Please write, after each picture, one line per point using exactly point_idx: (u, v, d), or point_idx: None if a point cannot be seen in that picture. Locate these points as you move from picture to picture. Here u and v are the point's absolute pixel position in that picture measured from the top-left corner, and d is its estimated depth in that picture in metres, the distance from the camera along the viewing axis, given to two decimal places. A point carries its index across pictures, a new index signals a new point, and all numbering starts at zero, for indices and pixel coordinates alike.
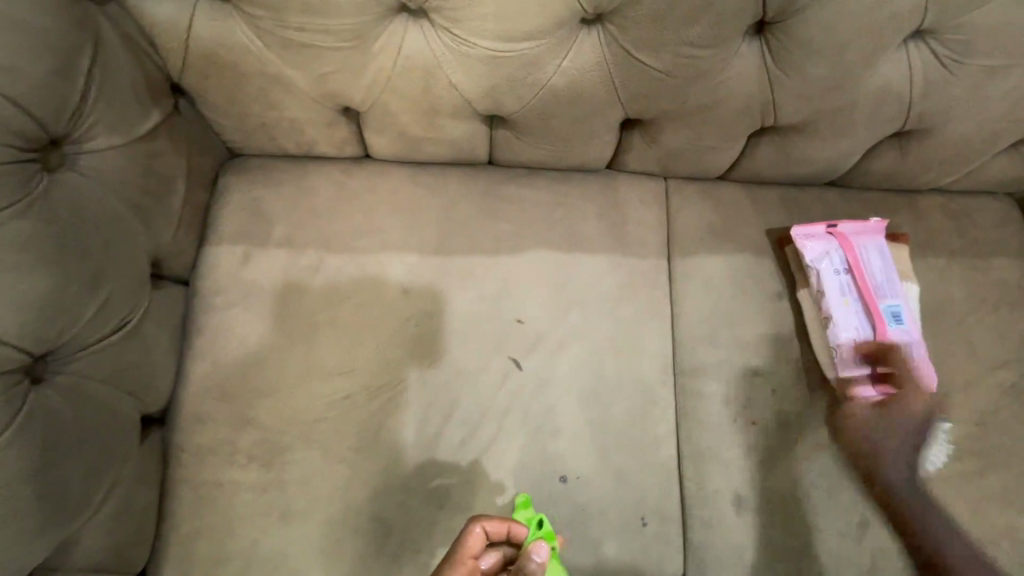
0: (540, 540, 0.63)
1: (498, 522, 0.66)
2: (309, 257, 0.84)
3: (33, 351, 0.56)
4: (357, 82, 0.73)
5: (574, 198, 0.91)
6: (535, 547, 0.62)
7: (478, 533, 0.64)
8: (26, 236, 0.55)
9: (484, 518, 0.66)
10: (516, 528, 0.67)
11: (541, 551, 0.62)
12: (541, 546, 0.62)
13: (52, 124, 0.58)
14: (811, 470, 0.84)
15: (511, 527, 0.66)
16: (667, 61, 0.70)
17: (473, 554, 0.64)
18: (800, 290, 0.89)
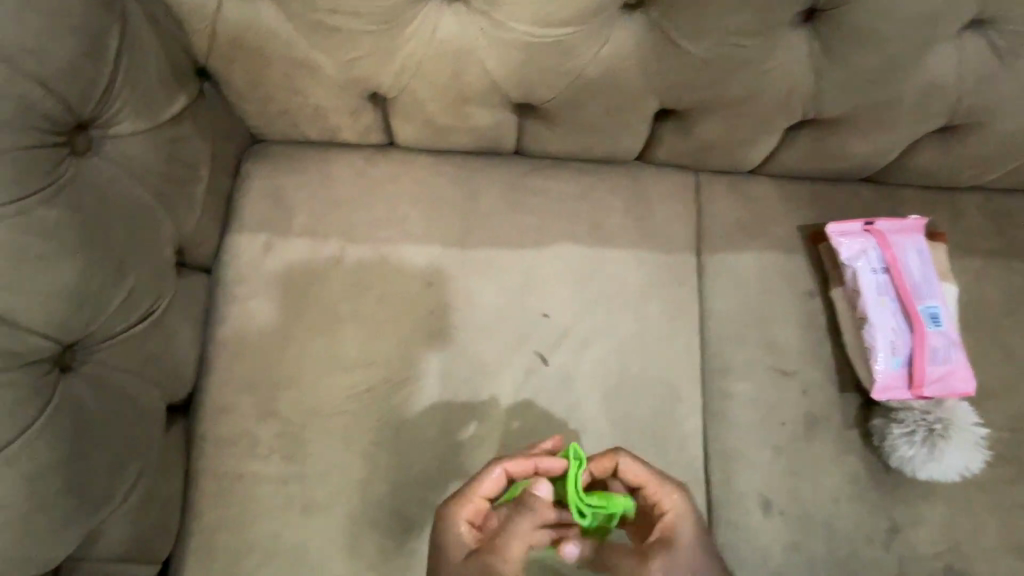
0: (543, 479, 0.60)
1: (520, 462, 0.62)
2: (331, 247, 0.83)
3: (63, 340, 0.55)
4: (387, 68, 0.70)
5: (602, 190, 0.89)
6: (537, 482, 0.60)
7: (497, 473, 0.61)
8: (55, 223, 0.54)
9: (507, 459, 0.62)
10: (543, 466, 0.62)
11: (542, 487, 0.60)
12: (544, 483, 0.60)
13: (80, 108, 0.56)
14: (840, 474, 0.82)
15: (538, 464, 0.62)
16: (709, 49, 0.67)
17: (485, 494, 0.61)
18: (833, 288, 0.87)
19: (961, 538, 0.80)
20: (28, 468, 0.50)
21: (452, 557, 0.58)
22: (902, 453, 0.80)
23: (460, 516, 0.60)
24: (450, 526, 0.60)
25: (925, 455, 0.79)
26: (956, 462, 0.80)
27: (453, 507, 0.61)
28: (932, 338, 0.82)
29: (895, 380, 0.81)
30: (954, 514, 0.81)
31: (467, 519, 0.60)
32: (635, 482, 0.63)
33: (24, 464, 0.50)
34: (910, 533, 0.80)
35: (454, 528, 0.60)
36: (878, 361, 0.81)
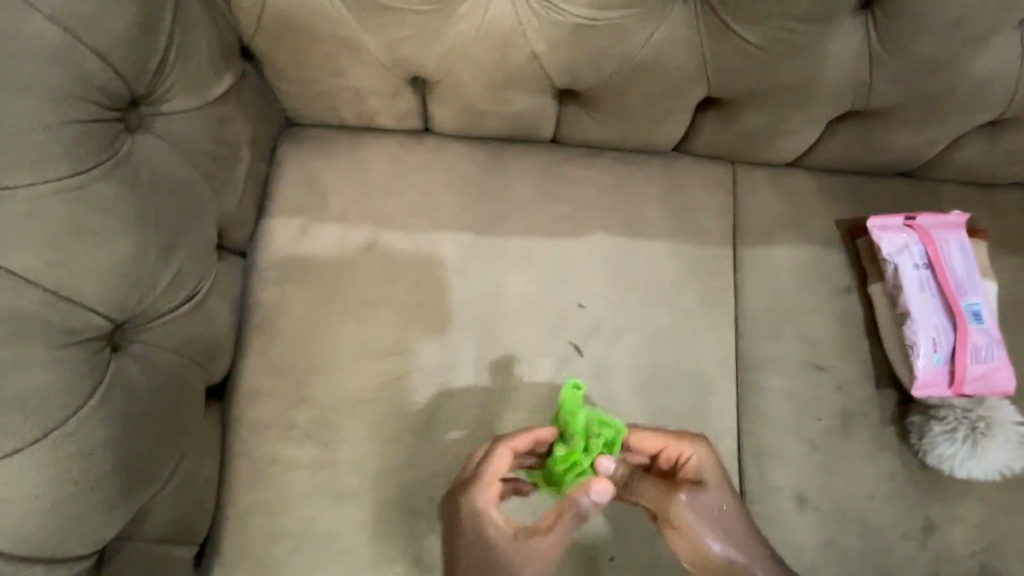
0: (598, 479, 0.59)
1: (522, 437, 0.66)
2: (365, 232, 0.82)
3: (115, 319, 0.55)
4: (434, 50, 0.70)
5: (638, 180, 0.87)
6: (594, 489, 0.59)
7: (505, 453, 0.64)
8: (113, 199, 0.53)
9: (508, 438, 0.66)
10: (541, 435, 0.66)
11: (598, 492, 0.59)
12: (600, 488, 0.59)
13: (135, 85, 0.55)
14: (876, 471, 0.81)
15: (537, 435, 0.66)
16: (763, 34, 0.66)
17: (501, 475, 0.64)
18: (872, 284, 0.86)
19: (995, 537, 0.79)
20: (87, 443, 0.51)
21: (497, 541, 0.62)
22: (942, 450, 0.79)
23: (489, 502, 0.63)
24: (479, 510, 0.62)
25: (967, 453, 0.79)
26: (997, 461, 0.79)
27: (485, 495, 0.63)
28: (974, 335, 0.81)
29: (935, 376, 0.81)
30: (990, 513, 0.80)
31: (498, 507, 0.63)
32: (650, 442, 0.69)
33: (82, 440, 0.50)
34: (946, 531, 0.79)
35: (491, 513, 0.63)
36: (919, 358, 0.80)
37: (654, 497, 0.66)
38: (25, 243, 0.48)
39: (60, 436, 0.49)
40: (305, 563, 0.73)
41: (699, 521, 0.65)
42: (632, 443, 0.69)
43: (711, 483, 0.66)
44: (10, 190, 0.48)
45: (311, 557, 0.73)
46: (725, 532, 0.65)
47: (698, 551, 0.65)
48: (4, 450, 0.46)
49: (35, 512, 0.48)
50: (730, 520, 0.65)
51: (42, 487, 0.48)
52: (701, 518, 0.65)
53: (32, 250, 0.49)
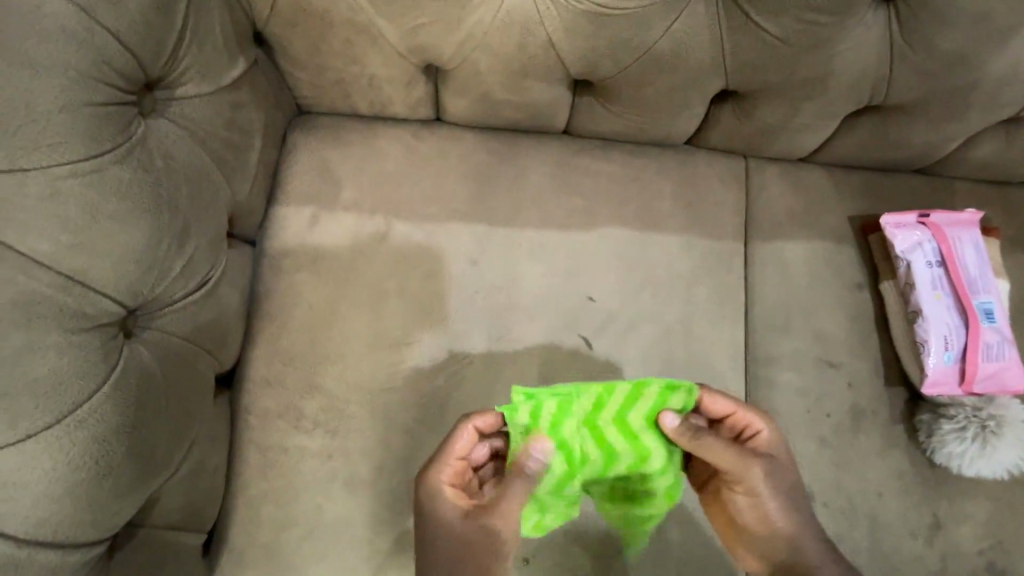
0: (543, 436, 0.62)
1: (486, 417, 0.65)
2: (376, 222, 0.81)
3: (128, 305, 0.54)
4: (450, 37, 0.69)
5: (650, 172, 0.87)
6: (536, 445, 0.62)
7: (469, 431, 0.64)
8: (128, 183, 0.53)
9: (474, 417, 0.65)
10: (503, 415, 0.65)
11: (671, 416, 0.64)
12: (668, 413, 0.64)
13: (151, 68, 0.55)
14: (885, 467, 0.81)
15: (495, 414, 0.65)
16: (786, 27, 0.66)
17: (461, 454, 0.64)
18: (884, 282, 0.86)
19: (1002, 536, 0.79)
20: (99, 430, 0.50)
21: (451, 516, 0.61)
22: (951, 449, 0.79)
23: (443, 479, 0.62)
24: (440, 487, 0.62)
25: (976, 452, 0.79)
26: (1006, 460, 0.79)
27: (445, 470, 0.63)
28: (987, 334, 0.81)
29: (946, 375, 0.80)
30: (997, 511, 0.80)
31: (458, 480, 0.63)
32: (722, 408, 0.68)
33: (94, 427, 0.50)
34: (953, 528, 0.79)
35: (449, 488, 0.62)
36: (930, 356, 0.80)
37: (733, 458, 0.64)
38: (38, 228, 0.48)
39: (72, 423, 0.49)
40: (314, 552, 0.73)
41: (772, 489, 0.64)
42: (702, 405, 0.69)
43: (781, 457, 0.66)
44: (24, 173, 0.47)
45: (319, 546, 0.73)
46: (793, 503, 0.64)
47: (762, 516, 0.65)
48: (17, 435, 0.46)
49: (49, 496, 0.48)
50: (798, 501, 0.65)
51: (55, 472, 0.48)
52: (771, 484, 0.64)
53: (45, 234, 0.48)
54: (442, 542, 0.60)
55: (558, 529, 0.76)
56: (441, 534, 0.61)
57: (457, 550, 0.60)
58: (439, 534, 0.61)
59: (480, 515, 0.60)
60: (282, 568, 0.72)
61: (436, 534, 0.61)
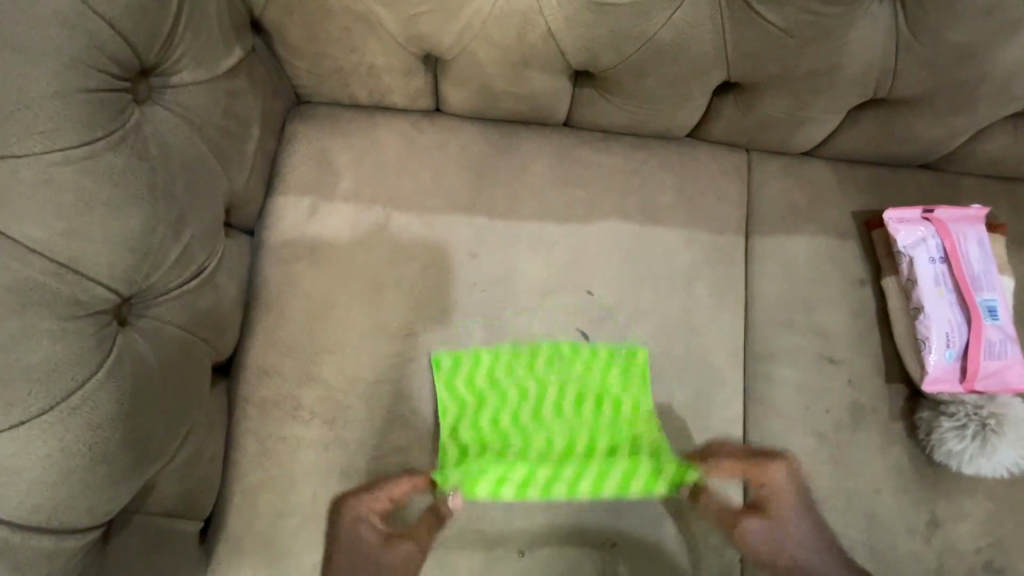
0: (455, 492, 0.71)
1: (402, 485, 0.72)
2: (375, 213, 0.81)
3: (123, 293, 0.54)
4: (448, 26, 0.68)
5: (651, 165, 0.86)
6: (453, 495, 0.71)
7: (392, 491, 0.71)
8: (122, 170, 0.53)
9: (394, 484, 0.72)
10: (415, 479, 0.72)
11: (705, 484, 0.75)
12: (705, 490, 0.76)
13: (146, 54, 0.54)
14: (884, 465, 0.81)
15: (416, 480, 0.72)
16: (788, 16, 0.65)
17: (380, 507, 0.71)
18: (886, 278, 0.85)
19: (1001, 534, 0.79)
20: (93, 418, 0.50)
21: (370, 545, 0.70)
22: (950, 447, 0.78)
23: (365, 518, 0.71)
24: (362, 519, 0.71)
25: (976, 450, 0.78)
26: (1006, 459, 0.78)
27: (363, 501, 0.71)
28: (989, 331, 0.80)
29: (947, 372, 0.80)
30: (995, 509, 0.80)
31: (373, 517, 0.71)
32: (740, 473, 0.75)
33: (88, 414, 0.50)
34: (950, 526, 0.79)
35: (368, 519, 0.71)
36: (931, 354, 0.79)
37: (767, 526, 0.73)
38: (32, 214, 0.48)
39: (65, 411, 0.49)
40: (311, 541, 0.73)
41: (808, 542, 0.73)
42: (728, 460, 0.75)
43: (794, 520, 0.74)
44: (17, 158, 0.47)
45: (315, 536, 0.73)
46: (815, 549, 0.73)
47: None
48: (10, 421, 0.46)
49: (44, 483, 0.48)
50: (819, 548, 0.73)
51: (49, 459, 0.48)
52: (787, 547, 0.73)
53: (39, 221, 0.48)
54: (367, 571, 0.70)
55: (553, 522, 0.76)
56: (361, 564, 0.70)
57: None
58: (362, 561, 0.70)
59: (396, 543, 0.70)
60: (279, 557, 0.73)
61: (361, 563, 0.70)
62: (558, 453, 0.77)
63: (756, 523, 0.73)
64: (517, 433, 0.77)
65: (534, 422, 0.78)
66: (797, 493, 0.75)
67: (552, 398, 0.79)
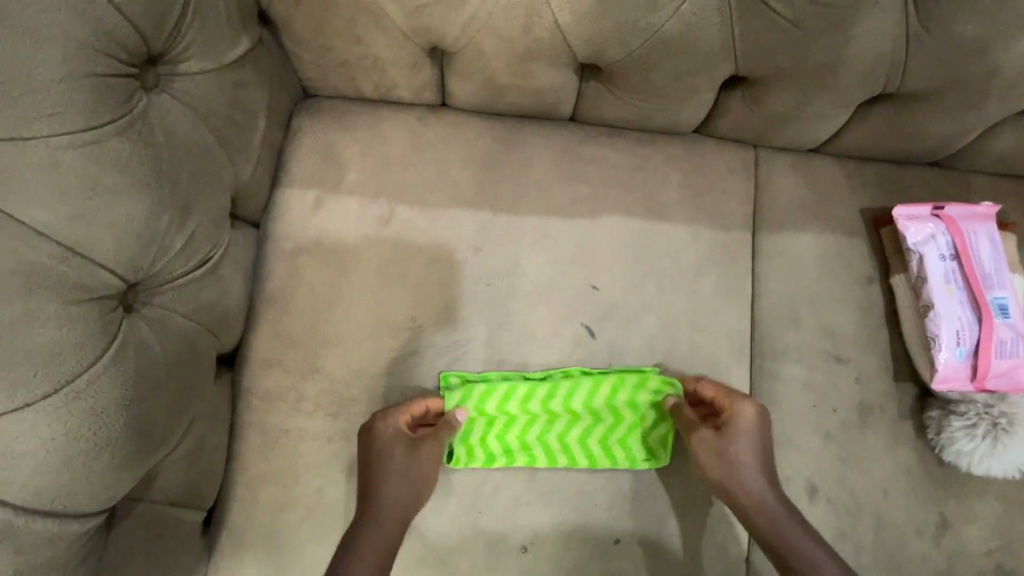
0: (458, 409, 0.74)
1: (420, 403, 0.74)
2: (380, 207, 0.81)
3: (128, 280, 0.54)
4: (454, 18, 0.68)
5: (657, 161, 0.86)
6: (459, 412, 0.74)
7: (420, 405, 0.73)
8: (128, 157, 0.53)
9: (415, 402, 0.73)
10: (432, 402, 0.74)
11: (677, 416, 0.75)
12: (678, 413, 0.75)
13: (153, 41, 0.54)
14: (892, 465, 0.79)
15: (428, 401, 0.74)
16: (798, 10, 0.64)
17: (407, 418, 0.72)
18: (895, 275, 0.84)
19: (1011, 538, 0.77)
20: (97, 403, 0.50)
21: (397, 454, 0.69)
22: (960, 446, 0.77)
23: (392, 424, 0.71)
24: (393, 436, 0.70)
25: (986, 449, 0.77)
26: (1018, 459, 0.77)
27: (392, 419, 0.71)
28: (1001, 330, 0.79)
29: (957, 371, 0.79)
30: (1005, 511, 0.78)
31: (401, 426, 0.71)
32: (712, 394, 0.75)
33: (93, 398, 0.50)
34: (960, 528, 0.78)
35: (396, 434, 0.70)
36: (941, 352, 0.78)
37: (710, 451, 0.71)
38: (40, 198, 0.48)
39: (70, 394, 0.49)
40: (311, 534, 0.73)
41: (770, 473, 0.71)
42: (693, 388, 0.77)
43: (750, 447, 0.71)
44: (24, 141, 0.47)
45: (317, 528, 0.73)
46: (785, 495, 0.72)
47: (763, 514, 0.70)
48: (16, 404, 0.46)
49: (47, 467, 0.48)
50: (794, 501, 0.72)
51: (52, 444, 0.48)
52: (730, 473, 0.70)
53: (44, 206, 0.48)
54: (394, 480, 0.68)
55: (557, 517, 0.76)
56: (389, 473, 0.68)
57: (404, 483, 0.68)
58: (391, 475, 0.68)
59: (421, 448, 0.71)
60: (279, 549, 0.72)
61: (390, 473, 0.68)
62: (562, 459, 0.76)
63: (705, 437, 0.72)
64: (525, 448, 0.76)
65: (540, 438, 0.77)
66: (762, 431, 0.72)
67: (565, 420, 0.77)
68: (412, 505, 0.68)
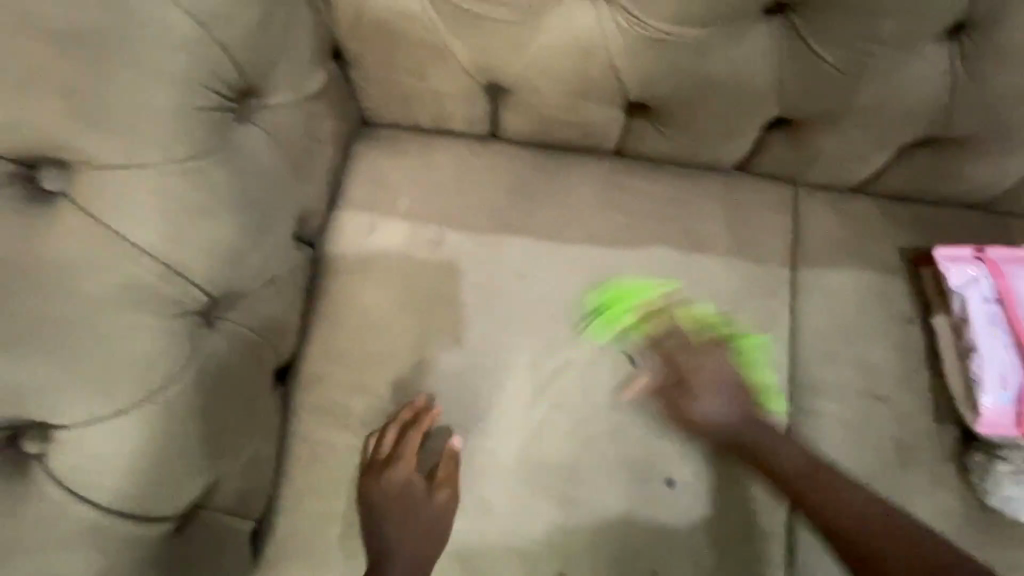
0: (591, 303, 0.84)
1: (411, 438, 0.75)
2: (430, 231, 0.85)
3: (211, 295, 0.58)
4: (518, 59, 0.72)
5: (697, 195, 0.88)
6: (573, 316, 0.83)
7: (411, 439, 0.75)
8: (221, 182, 0.57)
9: (404, 440, 0.75)
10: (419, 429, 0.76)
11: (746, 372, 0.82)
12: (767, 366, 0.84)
13: (250, 77, 0.59)
14: (933, 507, 0.79)
15: (415, 429, 0.76)
16: (847, 56, 0.67)
17: (405, 456, 0.75)
18: (936, 315, 0.84)
19: None
20: (182, 411, 0.56)
21: (416, 498, 0.74)
22: (1004, 491, 0.76)
23: (396, 470, 0.75)
24: (402, 482, 0.74)
25: None
26: None
27: (402, 468, 0.75)
28: None
29: (1001, 415, 0.78)
30: None
31: (406, 469, 0.75)
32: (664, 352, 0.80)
33: (178, 407, 0.55)
34: None
35: (410, 482, 0.75)
36: (985, 395, 0.78)
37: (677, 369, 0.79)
38: (146, 219, 0.52)
39: (150, 405, 0.53)
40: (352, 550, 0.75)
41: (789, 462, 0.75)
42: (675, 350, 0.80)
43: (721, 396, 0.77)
44: (137, 167, 0.52)
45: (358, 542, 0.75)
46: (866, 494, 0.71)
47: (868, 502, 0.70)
48: (112, 409, 0.51)
49: (132, 471, 0.53)
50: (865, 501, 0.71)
51: (138, 449, 0.53)
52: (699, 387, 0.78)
53: (150, 226, 0.53)
54: (418, 525, 0.74)
55: (593, 543, 0.76)
56: (410, 519, 0.73)
57: (427, 526, 0.74)
58: (416, 518, 0.74)
59: (438, 490, 0.75)
60: (321, 563, 0.74)
61: (413, 518, 0.73)
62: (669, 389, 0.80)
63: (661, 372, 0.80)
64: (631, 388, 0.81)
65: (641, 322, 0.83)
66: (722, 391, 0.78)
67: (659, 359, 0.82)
68: (436, 550, 0.74)
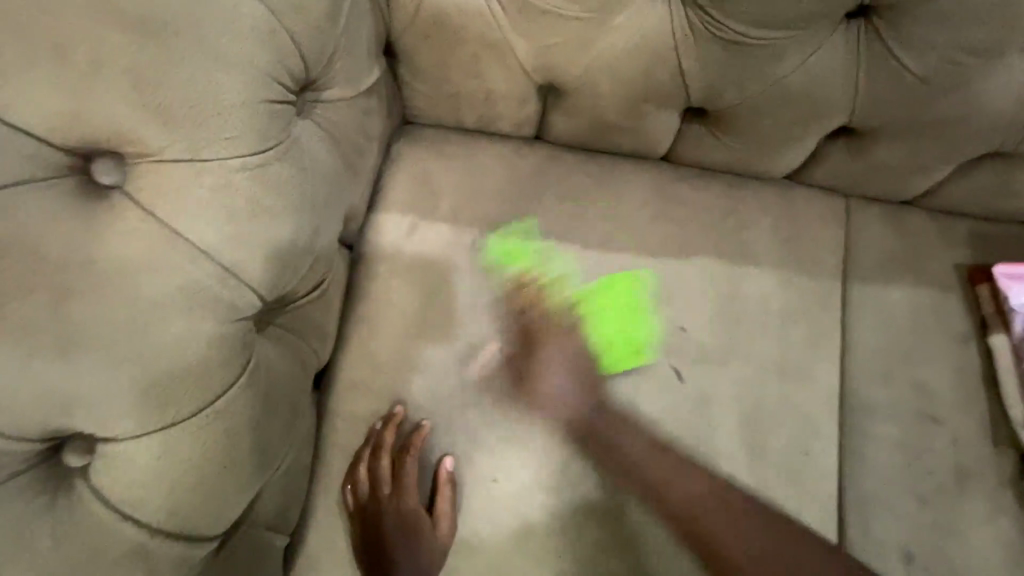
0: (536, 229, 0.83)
1: (409, 464, 0.72)
2: (471, 235, 0.81)
3: (266, 298, 0.55)
4: (579, 59, 0.70)
5: (747, 205, 0.85)
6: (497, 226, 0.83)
7: (409, 466, 0.72)
8: (285, 180, 0.55)
9: (403, 466, 0.72)
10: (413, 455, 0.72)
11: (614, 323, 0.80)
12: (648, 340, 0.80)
13: (311, 70, 0.56)
14: (993, 536, 0.75)
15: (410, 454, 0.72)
16: (929, 64, 0.64)
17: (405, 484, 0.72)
18: (996, 334, 0.81)
19: None
20: (232, 424, 0.53)
21: (416, 530, 0.70)
22: None
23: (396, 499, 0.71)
24: (403, 512, 0.71)
25: None
26: None
27: (403, 497, 0.71)
28: None
29: None
30: None
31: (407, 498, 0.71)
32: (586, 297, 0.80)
33: (229, 419, 0.52)
34: None
35: (411, 514, 0.71)
36: None
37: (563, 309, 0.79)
38: (206, 218, 0.50)
39: (202, 420, 0.51)
40: None
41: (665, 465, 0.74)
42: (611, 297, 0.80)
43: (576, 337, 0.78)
44: (203, 163, 0.49)
45: None
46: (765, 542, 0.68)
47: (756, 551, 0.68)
48: (165, 422, 0.49)
49: (182, 485, 0.50)
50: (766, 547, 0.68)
51: (188, 464, 0.50)
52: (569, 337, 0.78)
53: (211, 225, 0.50)
54: (416, 559, 0.70)
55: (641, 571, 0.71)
56: (408, 552, 0.70)
57: (424, 560, 0.70)
58: (416, 550, 0.70)
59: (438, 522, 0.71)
60: None
61: (411, 551, 0.70)
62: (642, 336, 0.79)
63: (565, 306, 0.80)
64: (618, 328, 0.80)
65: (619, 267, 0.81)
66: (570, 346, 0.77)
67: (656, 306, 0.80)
68: None
